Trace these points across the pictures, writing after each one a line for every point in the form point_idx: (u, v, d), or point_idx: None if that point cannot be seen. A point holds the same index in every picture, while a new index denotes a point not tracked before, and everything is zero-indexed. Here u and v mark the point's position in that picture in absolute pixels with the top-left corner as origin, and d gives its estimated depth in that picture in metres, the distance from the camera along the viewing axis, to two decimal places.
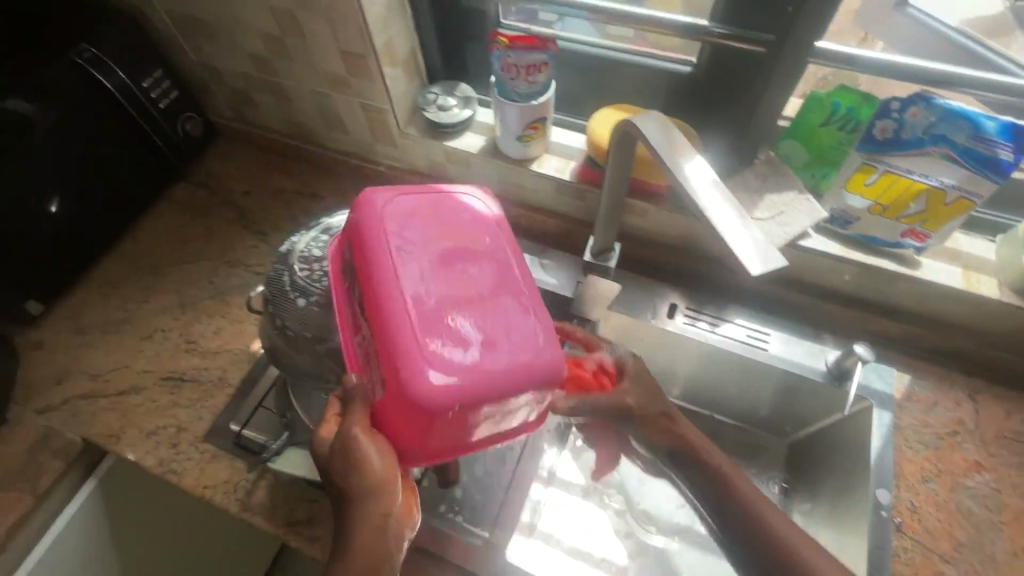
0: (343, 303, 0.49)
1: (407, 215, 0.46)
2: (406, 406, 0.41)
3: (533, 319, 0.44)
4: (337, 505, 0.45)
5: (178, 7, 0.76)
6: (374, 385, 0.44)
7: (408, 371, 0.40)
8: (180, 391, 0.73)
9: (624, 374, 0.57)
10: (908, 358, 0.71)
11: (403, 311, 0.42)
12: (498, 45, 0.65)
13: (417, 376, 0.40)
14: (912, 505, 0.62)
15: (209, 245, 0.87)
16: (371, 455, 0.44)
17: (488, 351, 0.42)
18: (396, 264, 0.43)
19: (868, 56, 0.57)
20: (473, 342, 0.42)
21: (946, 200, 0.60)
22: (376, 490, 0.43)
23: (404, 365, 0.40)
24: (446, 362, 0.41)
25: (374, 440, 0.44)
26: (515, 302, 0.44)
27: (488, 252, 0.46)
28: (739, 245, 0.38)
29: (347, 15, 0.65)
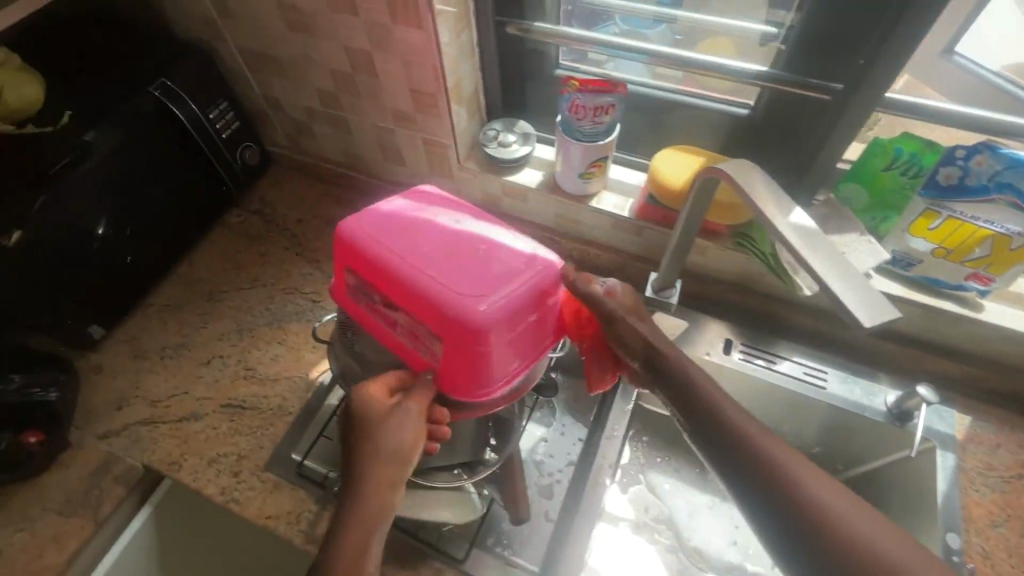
0: (368, 318, 0.54)
1: (376, 217, 0.52)
2: (463, 341, 0.47)
3: (511, 236, 0.52)
4: (352, 463, 0.48)
5: (252, 44, 0.78)
6: (434, 346, 0.49)
7: (456, 309, 0.46)
8: (240, 419, 0.73)
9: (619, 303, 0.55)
10: (967, 399, 0.72)
11: (424, 275, 0.48)
12: (569, 88, 0.68)
13: (464, 308, 0.46)
14: (983, 550, 0.62)
15: (264, 271, 0.88)
16: (396, 427, 0.48)
17: (499, 269, 0.49)
18: (393, 248, 0.49)
19: (933, 105, 0.59)
20: (485, 269, 0.49)
21: (1012, 246, 0.60)
22: (391, 462, 0.47)
23: (447, 306, 0.47)
24: (476, 291, 0.47)
25: (404, 416, 0.48)
26: (490, 232, 0.52)
27: (449, 212, 0.54)
28: (853, 301, 0.39)
29: (424, 57, 0.67)
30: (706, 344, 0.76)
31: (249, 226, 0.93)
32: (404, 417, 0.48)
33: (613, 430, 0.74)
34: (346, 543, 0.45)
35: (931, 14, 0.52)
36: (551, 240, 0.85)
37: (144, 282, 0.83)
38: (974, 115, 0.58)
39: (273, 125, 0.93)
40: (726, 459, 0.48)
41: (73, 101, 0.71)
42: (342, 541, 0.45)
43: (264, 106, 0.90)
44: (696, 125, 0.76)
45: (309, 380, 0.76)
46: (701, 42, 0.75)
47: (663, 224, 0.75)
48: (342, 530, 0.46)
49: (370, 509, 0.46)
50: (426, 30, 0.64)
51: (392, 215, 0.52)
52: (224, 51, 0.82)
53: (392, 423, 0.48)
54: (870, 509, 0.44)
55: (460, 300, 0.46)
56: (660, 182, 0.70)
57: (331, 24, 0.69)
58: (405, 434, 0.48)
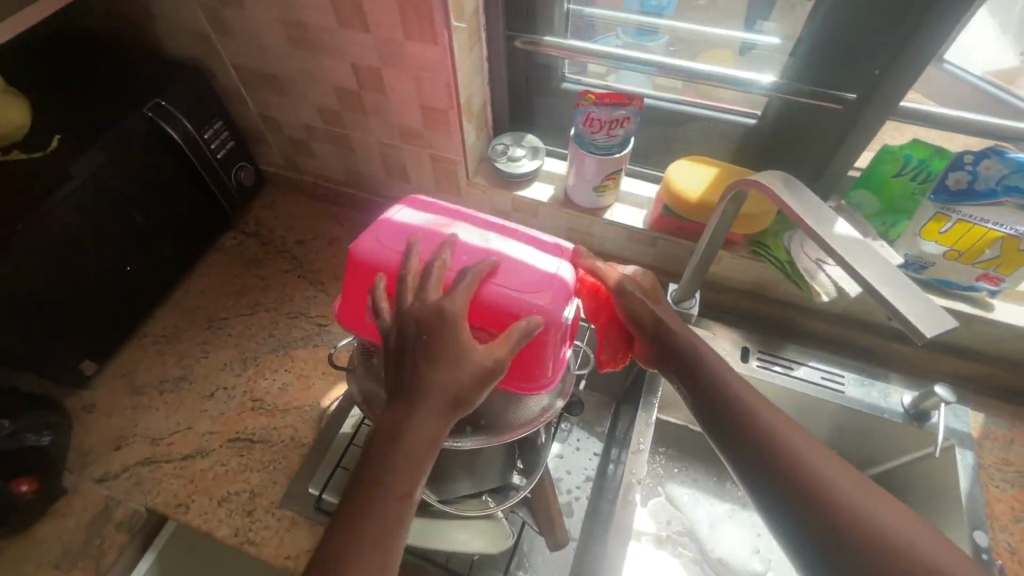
0: None
1: (391, 240, 0.51)
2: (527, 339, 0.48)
3: (526, 233, 0.53)
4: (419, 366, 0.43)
5: (250, 62, 0.76)
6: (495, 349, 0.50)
7: (514, 307, 0.47)
8: (250, 453, 0.69)
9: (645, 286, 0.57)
10: (978, 396, 0.74)
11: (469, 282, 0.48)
12: (585, 101, 0.67)
13: (522, 304, 0.47)
14: (1010, 546, 0.63)
15: (265, 296, 0.84)
16: (465, 365, 0.43)
17: (533, 261, 0.50)
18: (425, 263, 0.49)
19: (943, 113, 0.61)
20: (520, 265, 0.49)
21: (1020, 247, 0.62)
22: (448, 401, 0.43)
23: (505, 307, 0.48)
24: (528, 288, 0.48)
25: (475, 356, 0.44)
26: (506, 232, 0.53)
27: (459, 221, 0.53)
28: (908, 309, 0.40)
29: (437, 73, 0.66)
30: (724, 353, 0.76)
31: (246, 250, 0.89)
32: (474, 357, 0.44)
33: (638, 445, 0.72)
34: (390, 481, 0.42)
35: (944, 26, 0.54)
36: None
37: (137, 312, 0.79)
38: (980, 122, 0.60)
39: (269, 143, 0.90)
40: (742, 452, 0.47)
41: (63, 123, 0.67)
42: (389, 478, 0.42)
43: (259, 125, 0.87)
44: (709, 134, 0.77)
45: (322, 409, 0.73)
46: (703, 53, 0.75)
47: (677, 234, 0.75)
48: (387, 464, 0.42)
49: (417, 449, 0.42)
50: (440, 45, 0.63)
51: (416, 229, 0.52)
52: (219, 69, 0.79)
53: (461, 360, 0.43)
54: (896, 503, 0.43)
55: (518, 296, 0.48)
56: (676, 193, 0.70)
57: (338, 40, 0.67)
58: (472, 374, 0.43)
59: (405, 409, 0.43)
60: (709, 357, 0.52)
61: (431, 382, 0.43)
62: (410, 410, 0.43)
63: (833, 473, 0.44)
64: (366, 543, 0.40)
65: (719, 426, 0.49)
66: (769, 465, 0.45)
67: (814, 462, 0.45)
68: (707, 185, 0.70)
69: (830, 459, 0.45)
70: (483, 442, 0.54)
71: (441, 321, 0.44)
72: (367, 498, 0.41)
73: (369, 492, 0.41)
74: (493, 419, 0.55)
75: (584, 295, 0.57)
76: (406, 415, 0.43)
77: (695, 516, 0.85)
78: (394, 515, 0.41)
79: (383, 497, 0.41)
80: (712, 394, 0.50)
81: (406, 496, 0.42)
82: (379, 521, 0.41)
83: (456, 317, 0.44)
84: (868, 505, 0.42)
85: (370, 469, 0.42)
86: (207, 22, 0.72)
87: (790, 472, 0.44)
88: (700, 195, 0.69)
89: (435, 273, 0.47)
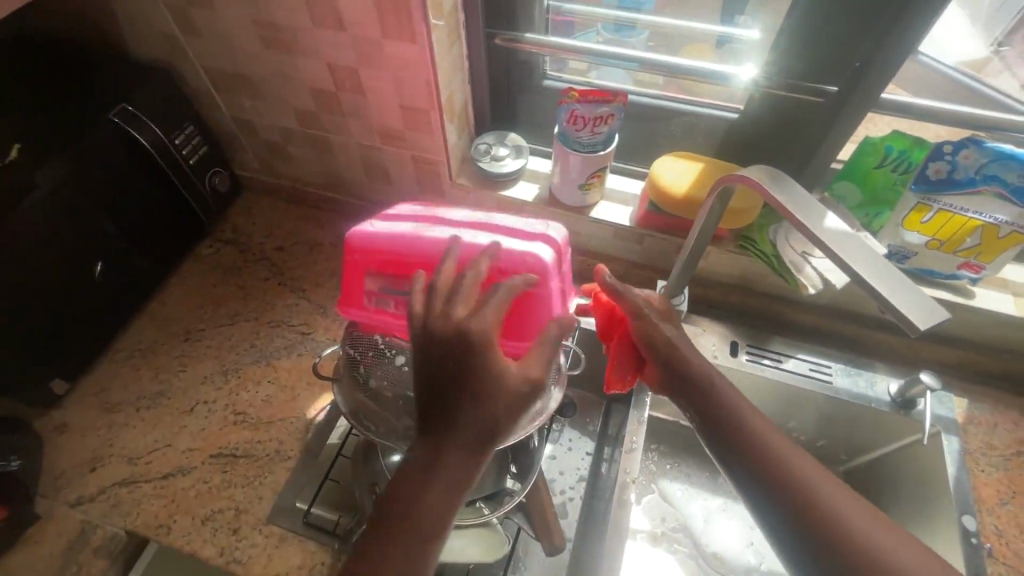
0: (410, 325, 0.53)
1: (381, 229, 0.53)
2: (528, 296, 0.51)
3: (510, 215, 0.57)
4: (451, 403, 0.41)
5: (221, 64, 0.73)
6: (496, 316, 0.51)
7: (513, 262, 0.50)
8: (234, 469, 0.67)
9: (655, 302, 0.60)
10: (962, 382, 0.75)
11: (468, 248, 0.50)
12: (568, 99, 0.66)
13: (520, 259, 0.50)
14: (997, 529, 0.64)
15: (246, 305, 0.82)
16: (497, 400, 0.41)
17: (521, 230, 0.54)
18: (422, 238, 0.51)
19: (922, 104, 0.61)
20: (511, 233, 0.53)
21: (999, 234, 0.63)
22: (478, 439, 0.41)
23: (506, 265, 0.50)
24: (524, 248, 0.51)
25: (507, 388, 0.42)
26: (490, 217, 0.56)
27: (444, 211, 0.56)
28: (900, 301, 0.39)
29: (417, 73, 0.65)
30: (712, 347, 0.76)
31: (223, 258, 0.86)
32: (507, 390, 0.42)
33: (631, 443, 0.72)
34: (415, 522, 0.40)
35: (922, 18, 0.54)
36: None
37: (109, 326, 0.76)
38: (958, 111, 0.60)
39: (244, 148, 0.87)
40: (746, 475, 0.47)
41: (24, 131, 0.64)
42: (416, 511, 0.41)
43: (234, 129, 0.84)
44: (692, 130, 0.77)
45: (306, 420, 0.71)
46: (683, 48, 0.75)
47: (664, 230, 0.75)
48: (411, 506, 0.41)
49: (444, 490, 0.41)
50: (419, 44, 0.61)
51: (404, 219, 0.54)
52: (189, 72, 0.76)
53: (492, 395, 0.41)
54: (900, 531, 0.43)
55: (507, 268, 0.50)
56: (662, 189, 0.69)
57: (313, 40, 0.65)
58: (502, 408, 0.42)
59: (432, 448, 0.41)
60: (719, 384, 0.52)
61: (459, 419, 0.41)
62: (438, 448, 0.41)
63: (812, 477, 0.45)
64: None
65: (710, 429, 0.50)
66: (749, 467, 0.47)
67: (793, 467, 0.46)
68: (691, 181, 0.70)
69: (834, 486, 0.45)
70: None
71: (472, 352, 0.42)
72: (389, 540, 0.40)
73: (392, 534, 0.40)
74: None
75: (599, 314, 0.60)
76: (435, 454, 0.41)
77: (689, 511, 0.85)
78: (416, 558, 0.40)
79: (407, 539, 0.40)
80: (704, 398, 0.51)
81: (432, 533, 0.41)
82: (401, 566, 0.40)
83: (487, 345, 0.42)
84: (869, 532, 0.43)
85: (398, 501, 0.41)
86: (175, 23, 0.70)
87: (781, 485, 0.45)
88: (685, 191, 0.69)
89: (462, 291, 0.45)
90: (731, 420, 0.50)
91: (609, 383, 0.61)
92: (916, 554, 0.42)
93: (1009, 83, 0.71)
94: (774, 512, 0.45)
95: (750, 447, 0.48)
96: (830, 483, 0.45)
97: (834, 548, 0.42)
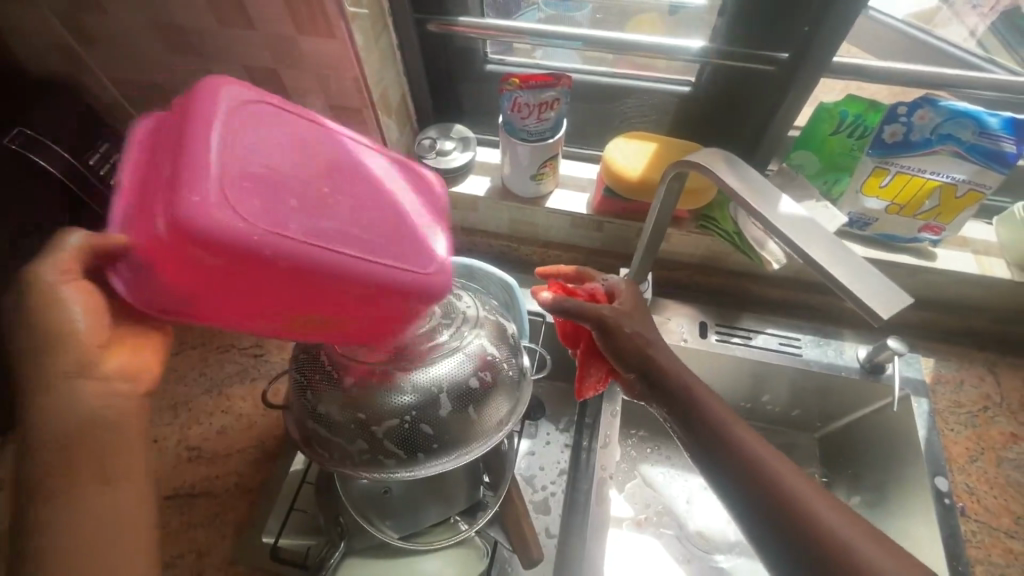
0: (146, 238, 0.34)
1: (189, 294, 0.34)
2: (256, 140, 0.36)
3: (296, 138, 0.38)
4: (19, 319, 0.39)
5: (128, 74, 0.66)
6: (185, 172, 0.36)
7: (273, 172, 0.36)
8: (191, 510, 0.64)
9: (615, 298, 0.57)
10: (927, 342, 0.75)
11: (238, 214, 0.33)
12: (509, 86, 0.62)
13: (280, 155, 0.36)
14: (969, 487, 0.65)
15: (190, 330, 0.77)
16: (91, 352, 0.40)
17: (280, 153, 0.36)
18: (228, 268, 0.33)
19: (876, 67, 0.58)
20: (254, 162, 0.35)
21: (957, 194, 0.63)
22: (114, 396, 0.41)
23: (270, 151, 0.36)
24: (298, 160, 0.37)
25: (77, 345, 0.40)
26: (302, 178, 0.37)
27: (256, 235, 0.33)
28: (860, 288, 0.38)
29: (342, 70, 0.59)
30: (681, 330, 0.75)
31: None
32: (83, 342, 0.40)
33: (607, 437, 0.70)
34: (109, 522, 0.39)
35: None
36: (508, 246, 0.80)
37: None
38: (913, 70, 0.58)
39: None
40: (734, 486, 0.45)
41: None
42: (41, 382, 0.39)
43: None
44: (644, 107, 0.74)
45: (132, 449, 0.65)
46: (632, 18, 0.71)
47: (623, 216, 0.72)
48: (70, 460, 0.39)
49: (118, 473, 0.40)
50: (340, 38, 0.56)
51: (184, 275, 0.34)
52: (95, 84, 0.69)
53: (79, 353, 0.40)
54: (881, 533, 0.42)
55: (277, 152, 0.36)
56: (617, 173, 0.66)
57: (223, 42, 0.59)
58: (116, 368, 0.42)
59: (49, 441, 0.38)
60: (701, 394, 0.49)
61: (63, 409, 0.39)
62: (55, 448, 0.38)
63: (783, 471, 0.44)
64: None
65: (681, 418, 0.49)
66: (720, 463, 0.46)
67: (762, 456, 0.45)
68: (646, 162, 0.67)
69: (816, 491, 0.44)
70: (443, 466, 0.50)
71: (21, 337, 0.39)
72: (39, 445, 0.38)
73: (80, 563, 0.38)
74: (447, 440, 0.50)
75: (568, 332, 0.63)
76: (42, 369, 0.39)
77: (672, 492, 0.84)
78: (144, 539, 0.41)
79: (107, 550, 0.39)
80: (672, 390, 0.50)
81: (61, 383, 0.39)
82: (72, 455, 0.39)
83: (39, 317, 0.39)
84: (852, 533, 0.41)
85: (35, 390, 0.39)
86: (67, 32, 0.63)
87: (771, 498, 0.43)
88: (641, 173, 0.66)
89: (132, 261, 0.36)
90: (703, 413, 0.48)
91: (583, 390, 0.62)
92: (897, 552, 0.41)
93: (959, 32, 0.70)
94: (746, 507, 0.44)
95: (727, 451, 0.46)
96: (808, 486, 0.44)
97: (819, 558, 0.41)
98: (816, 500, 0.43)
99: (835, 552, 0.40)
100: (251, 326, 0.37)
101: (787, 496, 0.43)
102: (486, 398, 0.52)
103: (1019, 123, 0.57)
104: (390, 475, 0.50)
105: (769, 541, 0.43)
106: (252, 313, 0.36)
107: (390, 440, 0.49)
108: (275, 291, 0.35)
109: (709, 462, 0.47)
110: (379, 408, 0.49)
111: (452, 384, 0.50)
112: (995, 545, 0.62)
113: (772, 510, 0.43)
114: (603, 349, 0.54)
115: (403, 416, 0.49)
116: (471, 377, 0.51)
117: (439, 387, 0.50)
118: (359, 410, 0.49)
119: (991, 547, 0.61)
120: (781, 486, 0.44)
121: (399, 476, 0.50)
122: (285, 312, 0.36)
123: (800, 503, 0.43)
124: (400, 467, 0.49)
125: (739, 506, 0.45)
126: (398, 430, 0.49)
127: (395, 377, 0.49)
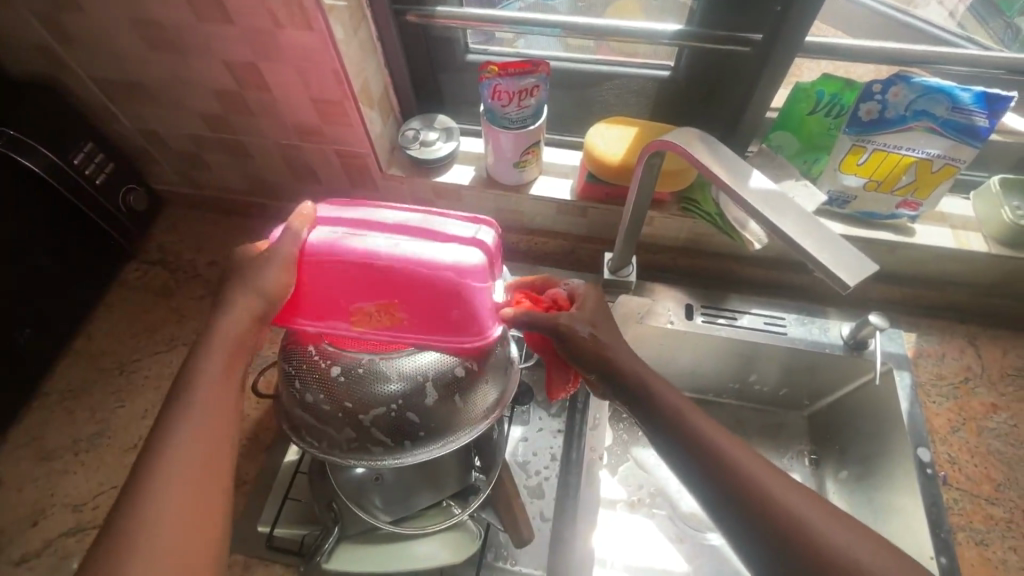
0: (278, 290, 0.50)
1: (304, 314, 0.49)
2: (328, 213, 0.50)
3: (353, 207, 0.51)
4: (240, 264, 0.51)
5: (109, 73, 0.67)
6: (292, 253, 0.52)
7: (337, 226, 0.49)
8: None
9: (576, 301, 0.56)
10: (908, 317, 0.76)
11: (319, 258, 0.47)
12: (488, 74, 0.62)
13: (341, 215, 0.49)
14: (951, 457, 0.67)
15: (182, 326, 0.78)
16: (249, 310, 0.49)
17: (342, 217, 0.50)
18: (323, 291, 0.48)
19: (848, 45, 0.59)
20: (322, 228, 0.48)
21: (933, 168, 0.63)
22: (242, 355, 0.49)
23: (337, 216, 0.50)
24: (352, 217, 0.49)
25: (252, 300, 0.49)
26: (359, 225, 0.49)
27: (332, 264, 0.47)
28: (827, 258, 0.39)
29: (321, 62, 0.59)
30: (668, 313, 0.75)
31: (152, 280, 0.81)
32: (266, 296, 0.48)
33: (596, 419, 0.72)
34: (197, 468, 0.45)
35: None
36: None
37: (34, 370, 0.71)
38: (886, 48, 0.58)
39: (157, 162, 0.81)
40: (698, 477, 0.46)
41: None
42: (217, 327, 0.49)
43: (140, 140, 0.78)
44: (626, 92, 0.74)
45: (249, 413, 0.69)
46: (612, 4, 0.71)
47: (605, 201, 0.73)
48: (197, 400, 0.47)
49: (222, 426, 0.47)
50: (318, 30, 0.56)
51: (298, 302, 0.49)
52: (76, 84, 0.69)
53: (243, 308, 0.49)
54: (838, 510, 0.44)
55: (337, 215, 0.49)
56: (598, 159, 0.67)
57: (202, 38, 0.59)
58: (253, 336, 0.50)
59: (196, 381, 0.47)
60: (659, 389, 0.50)
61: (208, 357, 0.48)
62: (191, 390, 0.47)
63: (744, 459, 0.46)
64: (182, 539, 0.42)
65: (643, 412, 0.50)
66: (685, 453, 0.47)
67: (725, 449, 0.46)
68: (626, 147, 0.67)
69: (776, 475, 0.45)
70: (430, 453, 0.51)
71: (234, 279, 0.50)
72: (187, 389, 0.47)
73: (159, 496, 0.43)
74: (433, 428, 0.51)
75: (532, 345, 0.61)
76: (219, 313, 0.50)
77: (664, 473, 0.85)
78: (217, 494, 0.45)
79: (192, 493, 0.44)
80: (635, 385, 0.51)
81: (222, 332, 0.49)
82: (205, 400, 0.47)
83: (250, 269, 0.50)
84: (811, 514, 0.43)
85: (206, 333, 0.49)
86: (45, 32, 0.63)
87: (736, 488, 0.44)
88: (622, 157, 0.67)
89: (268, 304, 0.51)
90: (665, 406, 0.49)
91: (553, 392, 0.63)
92: (852, 528, 0.43)
93: (937, 13, 0.70)
94: (712, 495, 0.45)
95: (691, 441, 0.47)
96: (768, 472, 0.45)
97: (781, 543, 0.42)
98: (776, 486, 0.44)
99: (796, 537, 0.42)
100: (336, 324, 0.48)
101: (750, 484, 0.44)
102: (473, 385, 0.52)
103: (991, 97, 0.57)
104: (378, 462, 0.51)
105: (739, 531, 0.44)
106: (334, 309, 0.48)
107: (377, 428, 0.50)
108: (351, 289, 0.47)
109: (673, 454, 0.48)
110: (366, 397, 0.50)
111: (437, 373, 0.51)
112: (975, 512, 0.63)
113: (736, 498, 0.44)
114: (562, 354, 0.54)
115: (389, 405, 0.50)
116: (457, 366, 0.51)
117: (424, 376, 0.50)
118: (348, 400, 0.50)
119: (971, 513, 0.63)
120: (744, 477, 0.45)
121: (387, 463, 0.51)
122: (357, 307, 0.47)
123: (761, 490, 0.44)
124: (387, 455, 0.51)
125: (704, 494, 0.46)
126: (385, 419, 0.50)
127: (381, 367, 0.50)
